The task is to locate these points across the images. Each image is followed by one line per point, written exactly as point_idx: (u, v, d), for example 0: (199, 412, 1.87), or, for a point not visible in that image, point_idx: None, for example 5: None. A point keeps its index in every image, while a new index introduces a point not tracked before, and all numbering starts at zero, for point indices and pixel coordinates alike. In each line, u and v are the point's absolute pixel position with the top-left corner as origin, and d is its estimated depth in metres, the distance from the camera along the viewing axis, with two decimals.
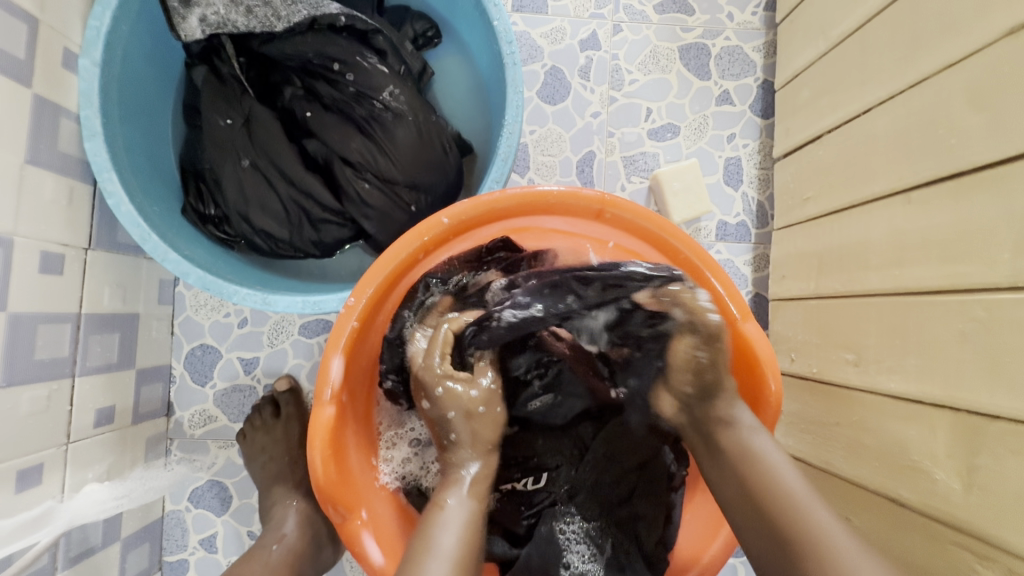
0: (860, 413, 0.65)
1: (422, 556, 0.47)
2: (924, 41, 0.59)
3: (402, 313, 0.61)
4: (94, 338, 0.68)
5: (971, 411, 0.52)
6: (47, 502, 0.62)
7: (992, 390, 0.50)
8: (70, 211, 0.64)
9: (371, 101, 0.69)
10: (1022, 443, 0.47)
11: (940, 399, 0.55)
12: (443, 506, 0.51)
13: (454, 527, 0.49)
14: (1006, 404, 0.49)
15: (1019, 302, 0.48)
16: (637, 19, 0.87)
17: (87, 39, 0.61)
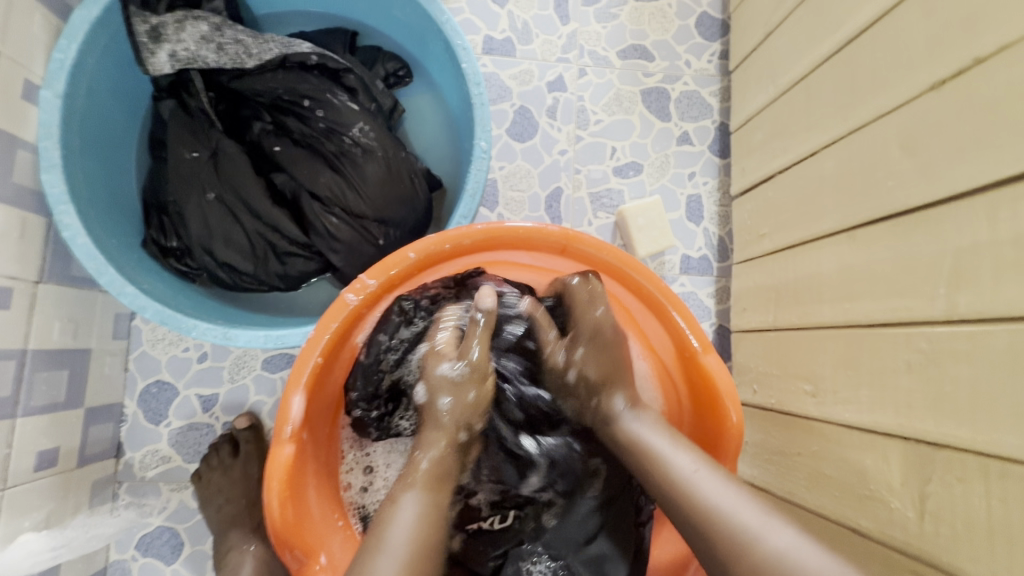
0: (818, 442, 0.67)
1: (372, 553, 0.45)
2: (861, 91, 0.64)
3: (379, 337, 0.59)
4: (40, 375, 0.65)
5: (922, 440, 0.54)
6: None
7: (938, 419, 0.52)
8: (22, 244, 0.62)
9: (341, 137, 0.70)
10: (965, 470, 0.49)
11: (891, 429, 0.57)
12: (396, 503, 0.49)
13: (406, 527, 0.47)
14: (950, 433, 0.51)
15: (955, 335, 0.51)
16: (601, 64, 0.92)
17: (49, 71, 0.61)
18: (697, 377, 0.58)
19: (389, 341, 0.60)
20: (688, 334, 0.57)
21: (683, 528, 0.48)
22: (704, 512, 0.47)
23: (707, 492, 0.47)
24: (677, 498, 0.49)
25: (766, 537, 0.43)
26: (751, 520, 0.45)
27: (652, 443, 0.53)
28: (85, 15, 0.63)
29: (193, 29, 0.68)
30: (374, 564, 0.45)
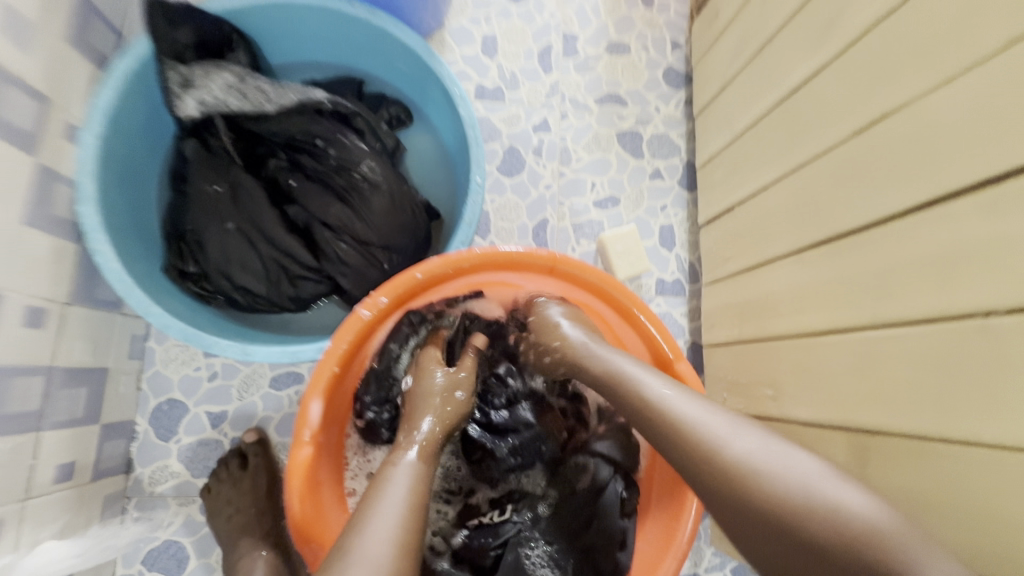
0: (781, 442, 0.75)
1: (371, 506, 0.50)
2: (796, 134, 0.74)
3: (390, 346, 0.67)
4: (64, 392, 0.69)
5: (857, 428, 0.62)
6: (5, 557, 0.60)
7: (869, 407, 0.61)
8: (56, 269, 0.67)
9: (351, 173, 0.78)
10: (894, 452, 0.58)
11: (834, 421, 0.66)
12: (387, 473, 0.54)
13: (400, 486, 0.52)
14: (879, 419, 0.59)
15: (875, 335, 0.60)
16: (580, 109, 1.03)
17: (89, 114, 0.68)
18: None
19: (398, 350, 0.68)
20: (662, 344, 0.65)
21: (664, 444, 0.53)
22: (681, 423, 0.52)
23: (679, 406, 0.53)
24: (657, 414, 0.54)
25: (733, 432, 0.50)
26: (716, 422, 0.51)
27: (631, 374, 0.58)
28: (123, 66, 0.71)
29: (218, 78, 0.76)
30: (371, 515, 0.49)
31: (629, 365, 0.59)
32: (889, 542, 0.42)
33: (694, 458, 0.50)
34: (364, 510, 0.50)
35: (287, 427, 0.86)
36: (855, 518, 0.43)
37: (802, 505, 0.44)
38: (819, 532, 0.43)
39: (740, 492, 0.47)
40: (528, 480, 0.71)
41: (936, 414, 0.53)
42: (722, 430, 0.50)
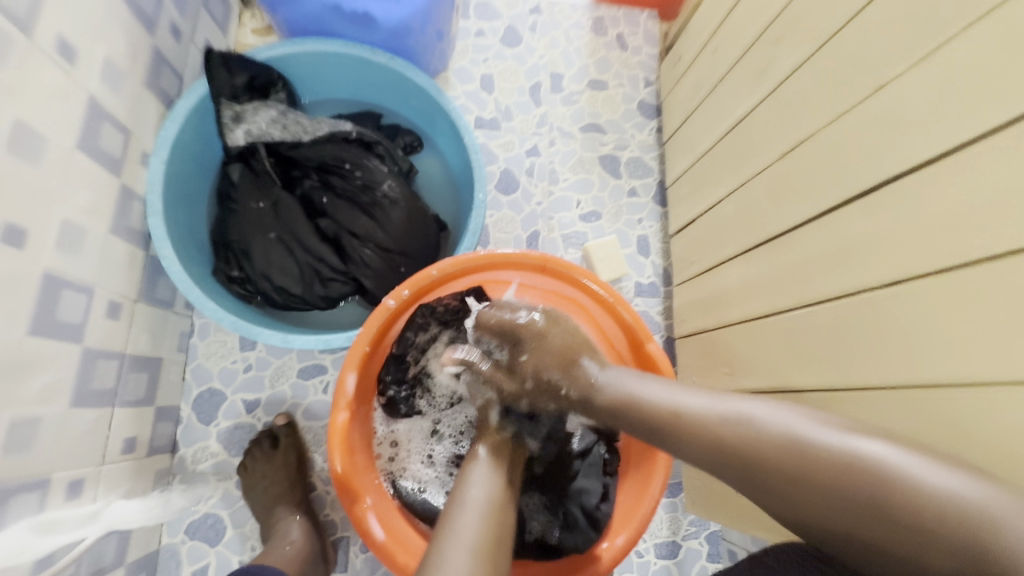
0: None
1: (455, 508, 0.57)
2: (742, 155, 0.88)
3: (406, 334, 0.79)
4: (131, 376, 0.81)
5: (790, 389, 0.75)
6: (96, 503, 0.73)
7: (797, 371, 0.73)
8: (131, 270, 0.80)
9: (373, 191, 0.92)
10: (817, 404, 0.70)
11: (770, 386, 0.79)
12: (469, 472, 0.62)
13: (479, 489, 0.59)
14: (805, 379, 0.72)
15: (800, 314, 0.73)
16: (566, 136, 1.19)
17: (158, 143, 0.82)
18: (645, 361, 0.79)
19: (414, 337, 0.80)
20: (637, 328, 0.80)
21: (693, 453, 0.54)
22: (712, 433, 0.53)
23: (699, 406, 0.55)
24: (669, 416, 0.56)
25: (773, 420, 0.50)
26: (751, 414, 0.52)
27: (629, 384, 0.62)
28: (186, 104, 0.85)
29: (264, 114, 0.91)
30: (457, 515, 0.56)
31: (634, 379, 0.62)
32: (994, 517, 0.39)
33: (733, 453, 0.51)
34: (448, 515, 0.56)
35: (313, 412, 0.98)
36: (942, 501, 0.41)
37: (863, 483, 0.44)
38: (893, 515, 0.42)
39: (795, 479, 0.47)
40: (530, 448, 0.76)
41: (840, 372, 0.66)
42: (756, 417, 0.51)
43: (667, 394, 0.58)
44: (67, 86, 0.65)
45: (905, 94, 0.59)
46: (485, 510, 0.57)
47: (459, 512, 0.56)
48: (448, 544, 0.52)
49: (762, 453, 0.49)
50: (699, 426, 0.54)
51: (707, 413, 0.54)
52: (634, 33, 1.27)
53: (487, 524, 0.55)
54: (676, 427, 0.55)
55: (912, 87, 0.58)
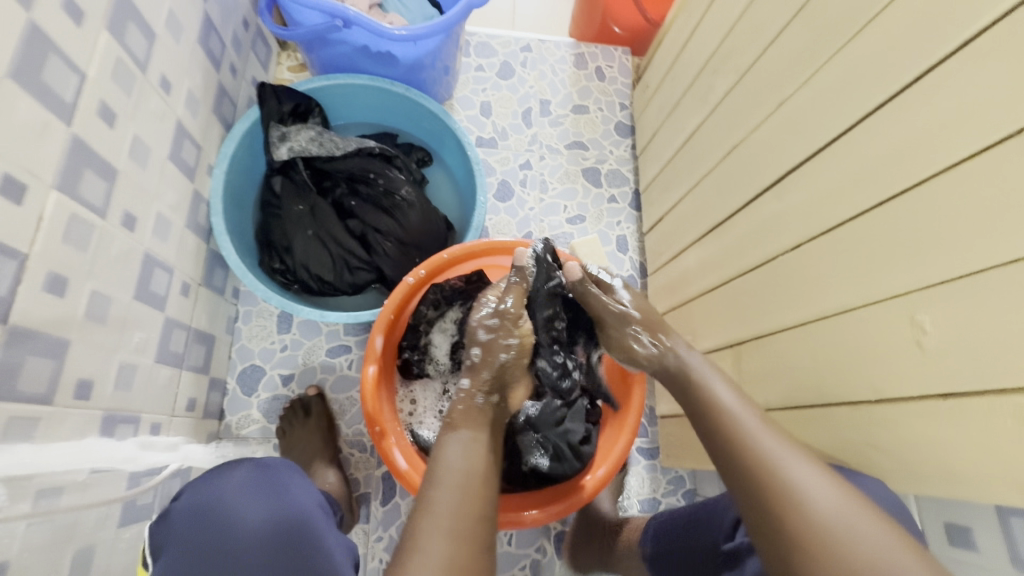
0: None
1: (430, 483, 0.63)
2: (695, 159, 1.08)
3: (421, 308, 0.97)
4: (194, 346, 0.98)
5: (733, 343, 0.91)
6: (177, 439, 0.89)
7: (736, 326, 0.90)
8: (197, 259, 0.98)
9: (394, 196, 1.11)
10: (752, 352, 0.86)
11: (719, 344, 0.96)
12: (444, 445, 0.69)
13: (455, 461, 0.66)
14: (742, 331, 0.88)
15: (739, 281, 0.90)
16: (554, 152, 1.39)
17: (219, 157, 1.02)
18: None
19: (427, 312, 0.97)
20: None
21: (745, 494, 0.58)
22: (778, 483, 0.56)
23: (787, 466, 0.57)
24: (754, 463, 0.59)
25: (828, 506, 0.52)
26: (801, 478, 0.55)
27: (745, 425, 0.63)
28: (242, 127, 1.05)
29: (305, 134, 1.11)
30: (434, 489, 0.62)
31: (757, 428, 0.63)
32: None
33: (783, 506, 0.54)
34: (426, 495, 0.62)
35: (339, 386, 1.14)
36: None
37: None
38: None
39: (820, 553, 0.50)
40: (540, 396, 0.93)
41: (764, 321, 0.83)
42: (807, 488, 0.54)
43: (770, 444, 0.60)
44: (164, 110, 0.85)
45: (800, 106, 0.78)
46: (463, 489, 0.63)
47: (437, 490, 0.62)
48: (427, 524, 0.59)
49: (787, 507, 0.54)
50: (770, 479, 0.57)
51: (784, 468, 0.57)
52: (610, 66, 1.49)
53: (463, 500, 0.61)
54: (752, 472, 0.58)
55: (804, 100, 0.77)
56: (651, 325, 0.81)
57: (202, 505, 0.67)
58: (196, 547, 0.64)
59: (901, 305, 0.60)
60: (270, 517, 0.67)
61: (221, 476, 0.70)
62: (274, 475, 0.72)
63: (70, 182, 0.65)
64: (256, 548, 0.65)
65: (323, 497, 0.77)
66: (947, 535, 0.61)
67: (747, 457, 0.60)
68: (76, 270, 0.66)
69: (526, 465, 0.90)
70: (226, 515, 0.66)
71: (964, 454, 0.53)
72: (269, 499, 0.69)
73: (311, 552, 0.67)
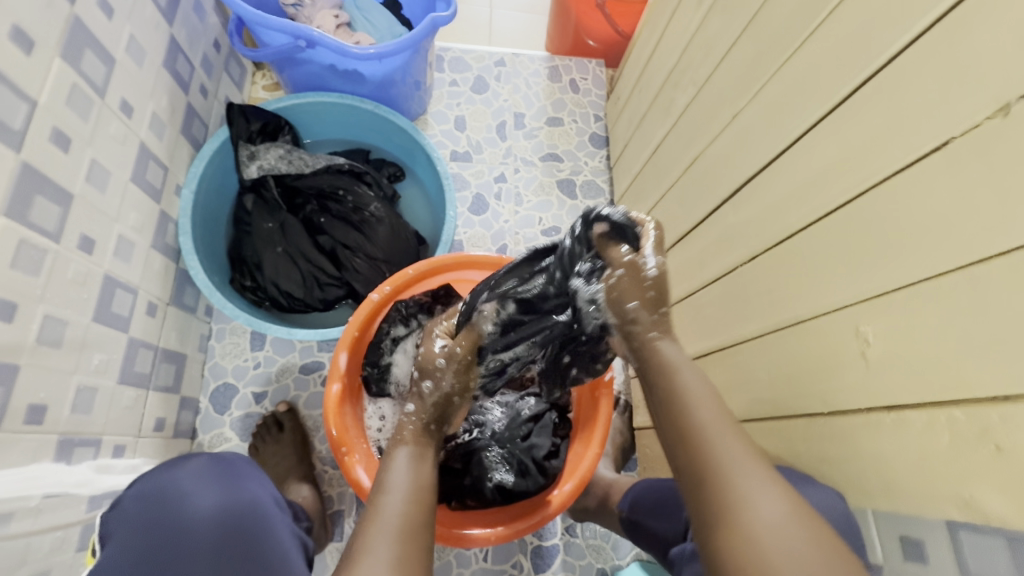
0: None
1: (379, 493, 0.64)
2: (662, 171, 1.08)
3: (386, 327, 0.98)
4: (162, 364, 0.98)
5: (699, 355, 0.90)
6: (141, 458, 0.90)
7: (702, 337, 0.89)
8: (165, 279, 0.98)
9: (363, 211, 1.11)
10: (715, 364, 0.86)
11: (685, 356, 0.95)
12: (394, 456, 0.70)
13: (402, 472, 0.67)
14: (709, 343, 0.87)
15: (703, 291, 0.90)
16: (528, 164, 1.40)
17: (188, 177, 1.02)
18: None
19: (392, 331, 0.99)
20: None
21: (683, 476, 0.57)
22: (711, 462, 0.55)
23: (724, 449, 0.56)
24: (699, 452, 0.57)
25: (761, 506, 0.50)
26: (749, 483, 0.52)
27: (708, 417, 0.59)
28: (211, 147, 1.06)
29: (274, 152, 1.11)
30: (384, 499, 0.63)
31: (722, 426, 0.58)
32: None
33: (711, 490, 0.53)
34: (375, 502, 0.63)
35: (312, 403, 1.14)
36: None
37: None
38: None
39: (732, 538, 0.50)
40: (505, 414, 0.96)
41: (726, 331, 0.83)
42: (760, 500, 0.51)
43: (723, 438, 0.57)
44: (126, 133, 0.86)
45: (753, 118, 0.79)
46: (411, 497, 0.63)
47: (385, 501, 0.62)
48: (372, 535, 0.58)
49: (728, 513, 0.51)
50: (709, 466, 0.55)
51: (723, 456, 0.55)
52: (585, 78, 1.51)
53: (410, 513, 0.61)
54: (694, 458, 0.56)
55: (757, 112, 0.78)
56: (655, 304, 0.69)
57: (154, 492, 0.69)
58: (144, 533, 0.66)
59: (848, 316, 0.60)
60: (219, 502, 0.69)
61: (175, 467, 0.72)
62: (229, 466, 0.75)
63: (20, 208, 0.65)
64: (207, 531, 0.66)
65: (278, 492, 0.79)
66: (901, 550, 0.56)
67: (701, 460, 0.56)
68: (26, 295, 0.66)
69: (490, 481, 0.89)
70: (177, 500, 0.68)
71: (915, 468, 0.53)
72: (220, 488, 0.71)
73: (259, 539, 0.68)
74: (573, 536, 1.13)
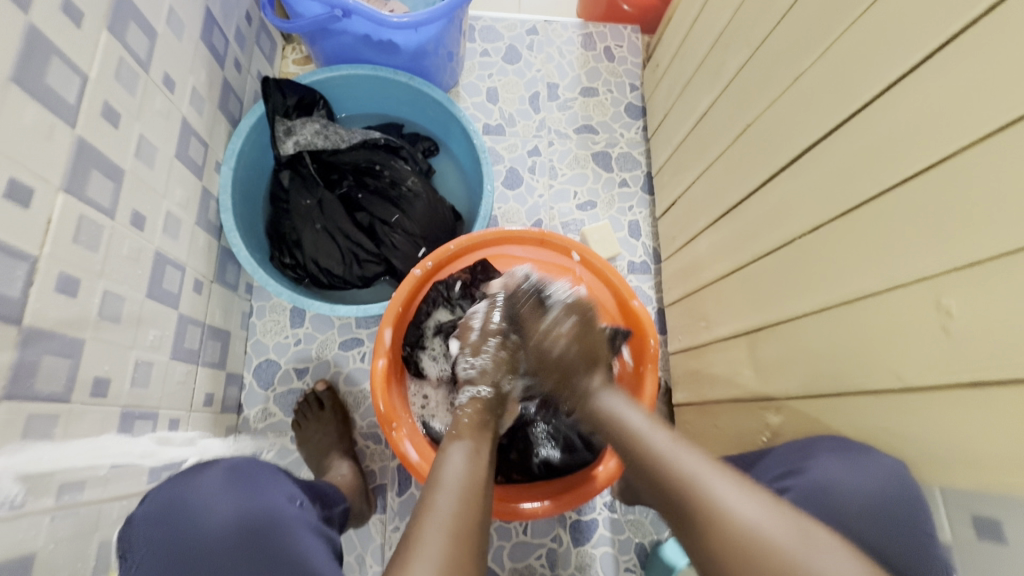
0: (703, 362, 1.03)
1: (432, 490, 0.62)
2: (707, 141, 1.04)
3: (425, 308, 0.98)
4: (209, 341, 0.99)
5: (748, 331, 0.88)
6: (192, 435, 0.92)
7: (752, 312, 0.87)
8: (209, 256, 0.99)
9: (400, 187, 1.10)
10: (765, 339, 0.83)
11: (732, 332, 0.93)
12: (449, 451, 0.69)
13: (456, 467, 0.65)
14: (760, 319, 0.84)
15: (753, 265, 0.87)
16: (563, 137, 1.36)
17: (227, 154, 1.02)
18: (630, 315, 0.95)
19: (431, 310, 0.98)
20: (623, 289, 0.94)
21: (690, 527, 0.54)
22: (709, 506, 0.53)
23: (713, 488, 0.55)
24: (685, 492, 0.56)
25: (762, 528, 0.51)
26: (740, 510, 0.52)
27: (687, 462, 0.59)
28: (248, 123, 1.05)
29: (310, 127, 1.10)
30: (437, 494, 0.61)
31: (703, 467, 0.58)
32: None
33: (713, 532, 0.52)
34: (427, 500, 0.61)
35: (353, 378, 1.15)
36: None
37: None
38: None
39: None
40: None
41: (779, 305, 0.80)
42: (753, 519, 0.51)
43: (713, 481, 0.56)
44: (168, 109, 0.85)
45: (816, 80, 0.75)
46: (464, 493, 0.62)
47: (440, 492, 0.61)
48: (428, 526, 0.57)
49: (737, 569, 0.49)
50: (702, 505, 0.54)
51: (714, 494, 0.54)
52: (620, 46, 1.45)
53: (463, 508, 0.60)
54: (685, 504, 0.55)
55: (821, 73, 0.73)
56: (590, 358, 0.78)
57: (165, 507, 0.62)
58: (159, 550, 0.59)
59: (924, 290, 0.57)
60: (235, 515, 0.61)
61: (193, 475, 0.66)
62: (245, 473, 0.68)
63: (78, 183, 0.65)
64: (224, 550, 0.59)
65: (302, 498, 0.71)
66: (975, 528, 0.55)
67: (711, 527, 0.52)
68: (89, 271, 0.67)
69: (538, 456, 0.90)
70: (189, 513, 0.61)
71: (993, 447, 0.51)
72: (236, 501, 0.63)
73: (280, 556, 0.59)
74: (612, 510, 1.13)
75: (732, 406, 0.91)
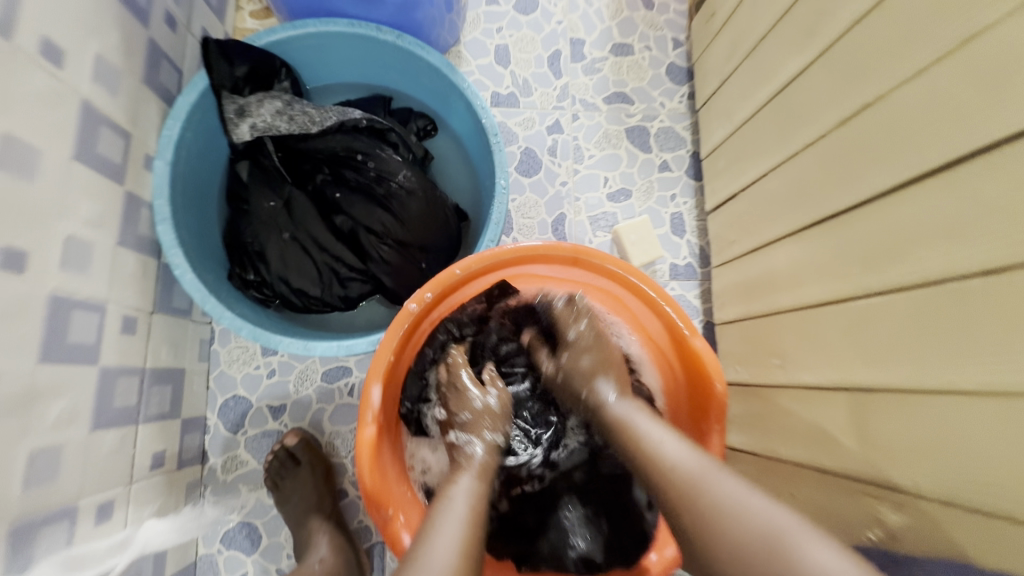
0: (774, 406, 0.82)
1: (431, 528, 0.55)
2: (790, 121, 0.79)
3: (425, 351, 0.77)
4: (154, 390, 0.79)
5: (852, 386, 0.66)
6: (126, 531, 0.72)
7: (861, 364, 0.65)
8: (144, 282, 0.77)
9: (388, 182, 0.85)
10: (880, 403, 0.62)
11: (823, 381, 0.71)
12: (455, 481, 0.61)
13: (463, 495, 0.59)
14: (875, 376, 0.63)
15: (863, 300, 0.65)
16: (590, 109, 1.10)
17: (160, 144, 0.77)
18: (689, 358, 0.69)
19: (434, 354, 0.77)
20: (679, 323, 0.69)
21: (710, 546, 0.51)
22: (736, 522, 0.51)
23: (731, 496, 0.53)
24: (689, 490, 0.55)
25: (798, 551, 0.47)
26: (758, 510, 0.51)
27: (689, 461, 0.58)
28: (187, 100, 0.79)
29: (269, 105, 0.85)
30: (441, 525, 0.55)
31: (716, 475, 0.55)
32: None
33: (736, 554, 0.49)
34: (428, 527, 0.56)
35: (341, 417, 0.95)
36: None
37: None
38: None
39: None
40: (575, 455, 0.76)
41: (909, 365, 0.58)
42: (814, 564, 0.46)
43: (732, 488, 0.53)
44: (55, 90, 0.60)
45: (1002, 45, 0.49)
46: (468, 522, 0.56)
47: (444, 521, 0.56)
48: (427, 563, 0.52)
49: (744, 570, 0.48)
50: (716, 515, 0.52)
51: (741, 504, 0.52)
52: None
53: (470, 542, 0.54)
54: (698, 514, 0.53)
55: None
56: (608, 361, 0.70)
57: None
58: None
59: None
60: None
61: None
62: None
63: None
64: None
65: None
66: None
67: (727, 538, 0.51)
68: None
69: (572, 553, 0.71)
70: None
71: None
72: None
73: None
74: None
75: (821, 476, 0.71)
